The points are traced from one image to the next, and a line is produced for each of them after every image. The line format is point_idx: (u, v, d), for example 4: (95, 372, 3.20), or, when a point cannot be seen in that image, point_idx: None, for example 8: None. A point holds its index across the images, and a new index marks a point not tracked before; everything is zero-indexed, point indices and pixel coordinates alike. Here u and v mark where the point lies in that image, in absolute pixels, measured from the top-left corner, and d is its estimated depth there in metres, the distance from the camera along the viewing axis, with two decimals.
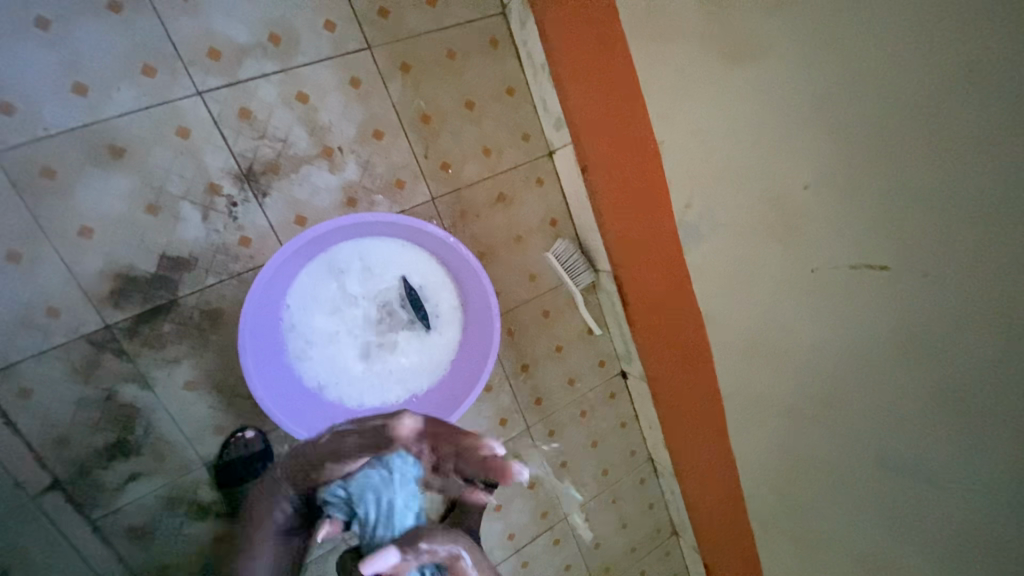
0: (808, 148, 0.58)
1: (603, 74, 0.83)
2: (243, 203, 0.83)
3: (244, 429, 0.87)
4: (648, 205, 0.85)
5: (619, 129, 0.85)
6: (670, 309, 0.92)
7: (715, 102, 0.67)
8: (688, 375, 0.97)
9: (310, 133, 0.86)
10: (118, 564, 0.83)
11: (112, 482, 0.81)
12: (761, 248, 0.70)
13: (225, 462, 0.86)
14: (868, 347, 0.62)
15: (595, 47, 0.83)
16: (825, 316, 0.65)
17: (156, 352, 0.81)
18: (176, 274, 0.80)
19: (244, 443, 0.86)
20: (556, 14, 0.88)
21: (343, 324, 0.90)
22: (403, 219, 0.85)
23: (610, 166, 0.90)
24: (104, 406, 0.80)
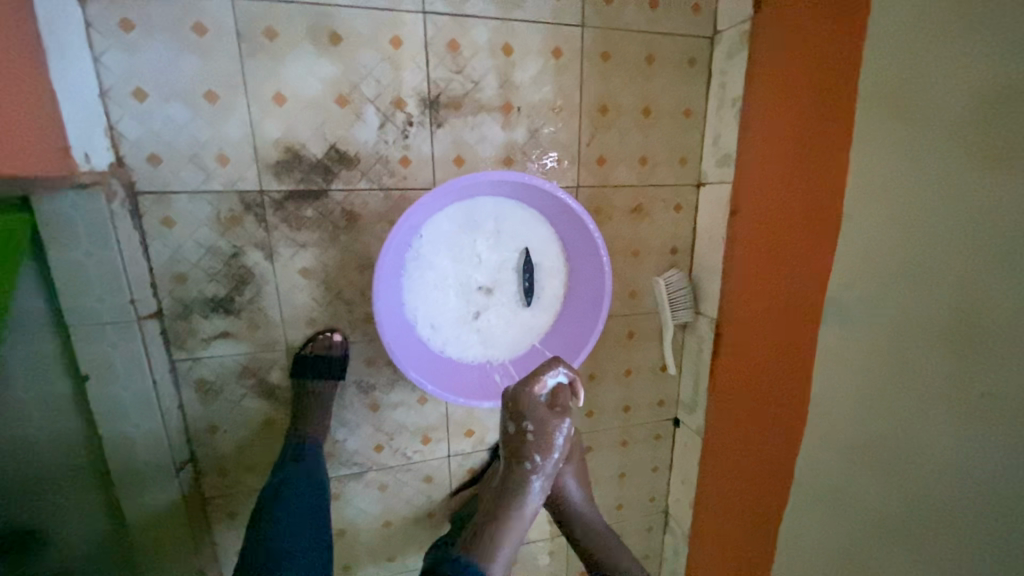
0: (1006, 283, 0.55)
1: (807, 126, 0.79)
2: (418, 126, 0.85)
3: (333, 331, 0.90)
4: (794, 274, 0.83)
5: (797, 185, 0.81)
6: (767, 377, 0.91)
7: (929, 193, 0.62)
8: (760, 448, 0.94)
9: (500, 85, 0.87)
10: (178, 410, 0.85)
11: (204, 333, 0.84)
12: (917, 354, 0.65)
13: (305, 354, 0.88)
14: (988, 503, 0.58)
15: (808, 98, 0.78)
16: (961, 446, 0.61)
17: (291, 231, 0.84)
18: (336, 167, 0.83)
19: (328, 343, 0.89)
20: (771, 54, 0.85)
21: (460, 273, 0.91)
22: (558, 196, 0.84)
23: (766, 219, 0.88)
24: (227, 263, 0.82)
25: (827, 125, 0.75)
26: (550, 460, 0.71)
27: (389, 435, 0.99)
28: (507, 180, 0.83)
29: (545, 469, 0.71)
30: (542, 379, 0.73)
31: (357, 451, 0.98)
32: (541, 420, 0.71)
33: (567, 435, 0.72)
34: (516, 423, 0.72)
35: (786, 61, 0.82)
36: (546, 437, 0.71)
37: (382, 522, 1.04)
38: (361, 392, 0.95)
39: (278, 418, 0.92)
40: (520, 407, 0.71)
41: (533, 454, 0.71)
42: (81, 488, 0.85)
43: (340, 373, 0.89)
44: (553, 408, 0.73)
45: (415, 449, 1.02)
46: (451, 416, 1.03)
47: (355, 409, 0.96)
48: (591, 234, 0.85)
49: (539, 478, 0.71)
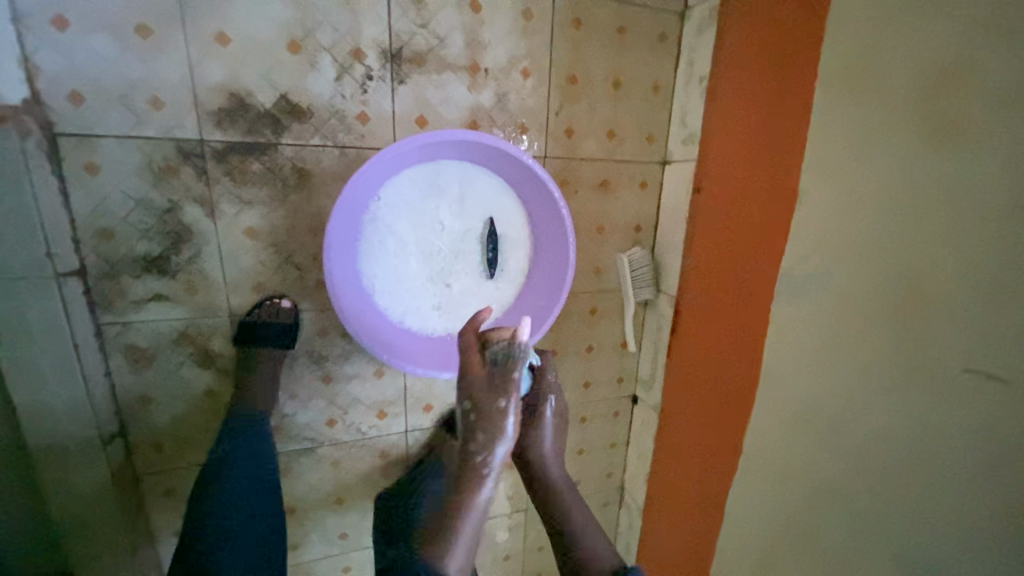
0: (949, 251, 0.57)
1: (769, 103, 0.80)
2: (378, 81, 0.80)
3: (280, 297, 0.84)
4: (752, 252, 0.85)
5: (756, 164, 0.83)
6: (723, 353, 0.93)
7: (882, 167, 0.64)
8: (713, 421, 0.97)
9: (467, 43, 0.84)
10: (105, 379, 0.79)
11: (135, 295, 0.77)
12: (860, 324, 0.69)
13: (249, 321, 0.83)
14: (920, 462, 0.62)
15: (771, 75, 0.79)
16: (895, 407, 0.64)
17: (235, 187, 0.77)
18: (287, 120, 0.77)
19: (276, 311, 0.84)
20: (738, 30, 0.86)
21: (420, 239, 0.88)
22: (522, 163, 0.82)
23: (725, 197, 0.90)
24: (161, 219, 0.75)
25: (787, 103, 0.77)
26: (497, 445, 0.67)
27: (342, 409, 0.95)
28: (469, 142, 0.81)
29: (493, 456, 0.67)
30: (478, 354, 0.71)
31: (308, 425, 0.94)
32: (481, 403, 0.68)
33: (512, 415, 0.68)
34: (460, 410, 0.70)
35: (746, 39, 0.84)
36: (489, 420, 0.68)
37: (335, 500, 1.01)
38: (312, 363, 0.91)
39: (220, 389, 0.86)
40: (462, 391, 0.69)
41: (478, 440, 0.67)
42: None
43: (290, 340, 0.85)
44: (500, 378, 0.69)
45: (370, 424, 0.98)
46: (408, 390, 1.00)
47: (306, 381, 0.91)
48: (555, 203, 0.84)
49: (489, 466, 0.67)
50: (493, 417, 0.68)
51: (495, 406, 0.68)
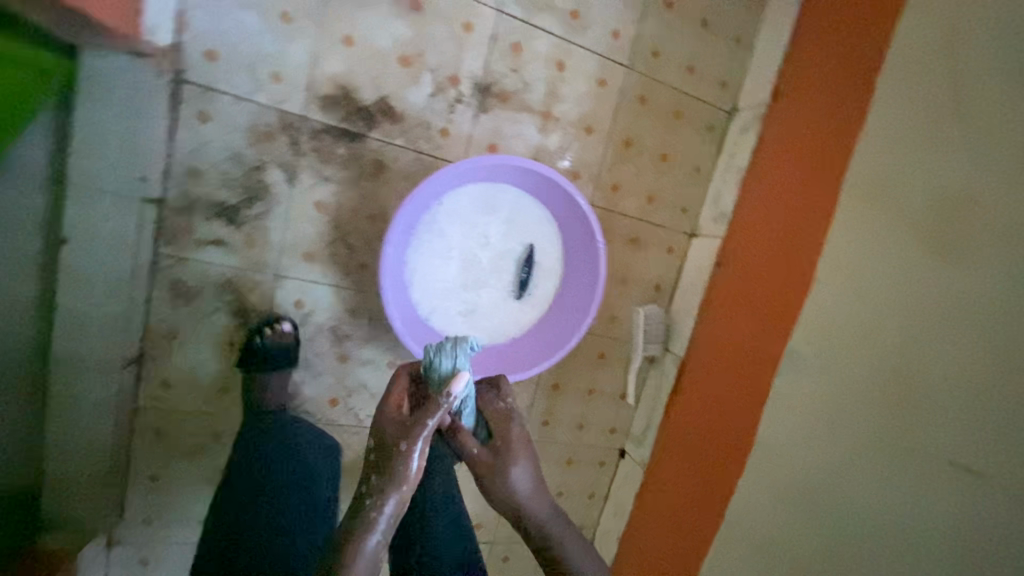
0: (939, 352, 0.65)
1: (798, 200, 0.91)
2: (465, 106, 0.91)
3: (281, 319, 0.89)
4: (760, 327, 0.92)
5: (778, 250, 0.93)
6: (719, 418, 0.97)
7: (893, 271, 0.72)
8: (698, 485, 0.99)
9: (547, 93, 0.96)
10: (143, 305, 0.82)
11: (198, 235, 0.82)
12: (855, 410, 0.74)
13: (252, 344, 0.87)
14: (905, 551, 0.64)
15: (802, 179, 0.91)
16: (883, 493, 0.68)
17: (318, 163, 0.86)
18: (380, 119, 0.87)
19: (278, 333, 0.88)
20: (778, 136, 0.99)
21: (465, 248, 0.94)
22: (572, 202, 0.92)
23: (745, 275, 0.99)
24: (246, 174, 0.83)
25: (814, 204, 0.87)
26: (397, 488, 0.62)
27: (348, 391, 0.97)
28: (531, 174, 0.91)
29: (389, 499, 0.62)
30: (400, 390, 0.70)
31: (312, 399, 0.95)
32: (390, 438, 0.65)
33: (421, 456, 0.64)
34: (372, 445, 0.67)
35: (787, 143, 0.96)
36: (394, 459, 0.64)
37: None
38: (333, 339, 0.94)
39: (243, 343, 0.89)
40: (377, 423, 0.68)
41: (381, 480, 0.63)
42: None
43: (292, 362, 0.89)
44: (423, 404, 0.69)
45: (368, 414, 1.00)
46: None
47: (322, 355, 0.94)
48: (595, 242, 0.93)
49: (384, 510, 0.61)
50: (397, 456, 0.64)
51: (404, 441, 0.64)
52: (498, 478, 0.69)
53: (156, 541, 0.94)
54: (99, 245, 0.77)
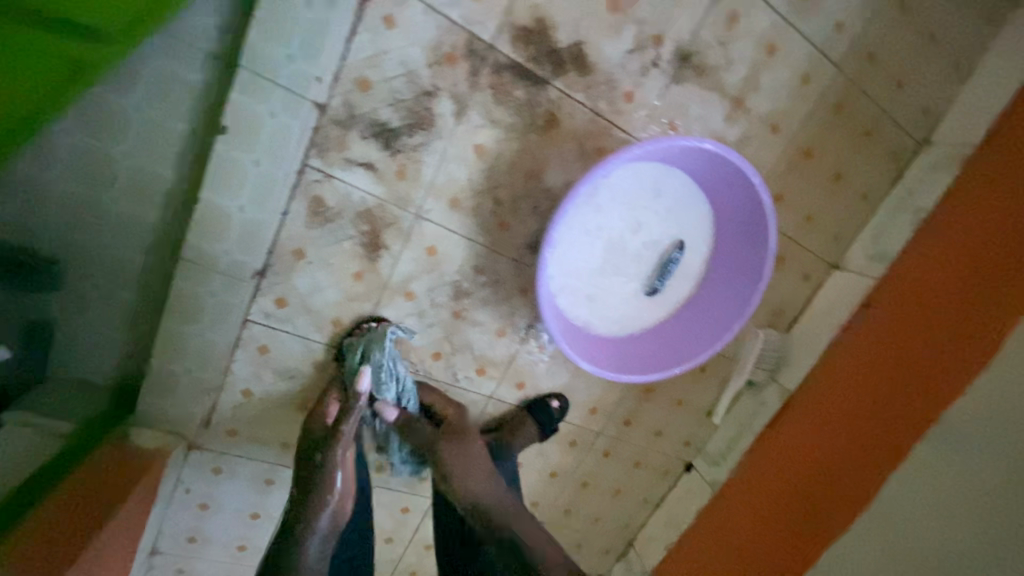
0: None
1: (985, 241, 0.78)
2: (659, 72, 0.81)
3: (382, 321, 0.86)
4: (888, 415, 0.79)
5: (942, 294, 0.81)
6: (813, 456, 0.89)
7: None
8: (768, 521, 0.90)
9: (745, 79, 0.85)
10: (279, 217, 0.75)
11: (352, 154, 0.75)
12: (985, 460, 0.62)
13: (352, 341, 0.85)
14: None
15: (999, 218, 0.78)
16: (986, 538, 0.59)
17: (492, 102, 0.76)
18: (569, 66, 0.77)
19: (375, 334, 0.85)
20: (986, 174, 0.85)
21: (617, 230, 0.85)
22: (754, 212, 0.83)
23: (893, 319, 0.89)
24: (416, 97, 0.74)
25: (1005, 247, 0.74)
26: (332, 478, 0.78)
27: (453, 349, 0.93)
28: (722, 167, 0.81)
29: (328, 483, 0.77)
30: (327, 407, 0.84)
31: (416, 349, 0.91)
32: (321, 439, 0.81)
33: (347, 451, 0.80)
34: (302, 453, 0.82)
35: (966, 212, 0.85)
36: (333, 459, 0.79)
37: None
38: (452, 293, 0.89)
39: (365, 278, 0.83)
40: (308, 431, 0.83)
41: (320, 476, 0.78)
42: (135, 234, 0.74)
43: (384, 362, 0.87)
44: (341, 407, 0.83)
45: (466, 375, 0.97)
46: (513, 361, 0.98)
47: (438, 307, 0.89)
48: (763, 263, 0.84)
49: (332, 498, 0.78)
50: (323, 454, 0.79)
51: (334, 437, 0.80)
52: (457, 458, 0.86)
53: (233, 454, 0.91)
54: (255, 143, 0.69)
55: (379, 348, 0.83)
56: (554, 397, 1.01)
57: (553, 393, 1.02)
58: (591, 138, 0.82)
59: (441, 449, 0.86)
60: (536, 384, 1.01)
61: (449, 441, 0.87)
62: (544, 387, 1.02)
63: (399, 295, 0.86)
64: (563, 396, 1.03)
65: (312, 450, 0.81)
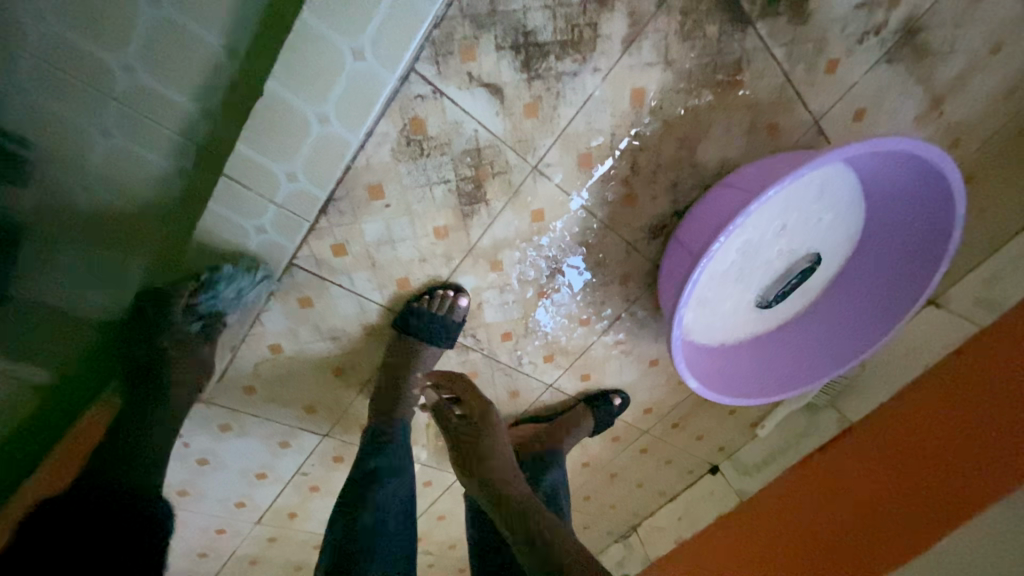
0: None
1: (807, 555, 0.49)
2: (876, 43, 0.62)
3: (459, 292, 0.69)
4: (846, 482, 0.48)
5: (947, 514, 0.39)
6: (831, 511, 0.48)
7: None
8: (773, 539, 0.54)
9: (955, 75, 0.69)
10: (363, 138, 0.54)
11: (478, 70, 0.53)
12: None
13: (417, 309, 0.68)
14: None
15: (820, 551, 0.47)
16: None
17: (674, 36, 0.56)
18: (783, 8, 0.57)
19: (446, 307, 0.69)
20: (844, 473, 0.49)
21: (765, 233, 0.69)
22: (929, 247, 0.71)
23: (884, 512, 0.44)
24: (584, 4, 0.52)
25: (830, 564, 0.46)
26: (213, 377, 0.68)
27: (527, 331, 0.78)
28: (929, 188, 0.65)
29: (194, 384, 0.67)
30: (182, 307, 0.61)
31: (487, 327, 0.76)
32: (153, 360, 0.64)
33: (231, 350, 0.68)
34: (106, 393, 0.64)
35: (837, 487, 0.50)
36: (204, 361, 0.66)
37: None
38: (546, 270, 0.72)
39: (450, 236, 0.65)
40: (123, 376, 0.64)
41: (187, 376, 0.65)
42: (160, 119, 0.51)
43: (448, 341, 0.71)
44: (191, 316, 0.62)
45: (531, 361, 0.83)
46: (587, 352, 0.85)
47: (524, 284, 0.73)
48: (909, 305, 0.75)
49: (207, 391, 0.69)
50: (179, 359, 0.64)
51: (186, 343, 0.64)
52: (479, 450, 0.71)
53: (248, 413, 0.76)
54: (362, 17, 0.47)
55: (264, 282, 0.61)
56: (616, 396, 0.91)
57: (615, 390, 0.91)
58: (756, 112, 0.64)
59: (466, 440, 0.72)
60: (602, 379, 0.90)
61: (479, 439, 0.72)
62: (609, 383, 0.91)
63: (485, 262, 0.69)
64: (626, 394, 0.93)
65: (143, 374, 0.64)
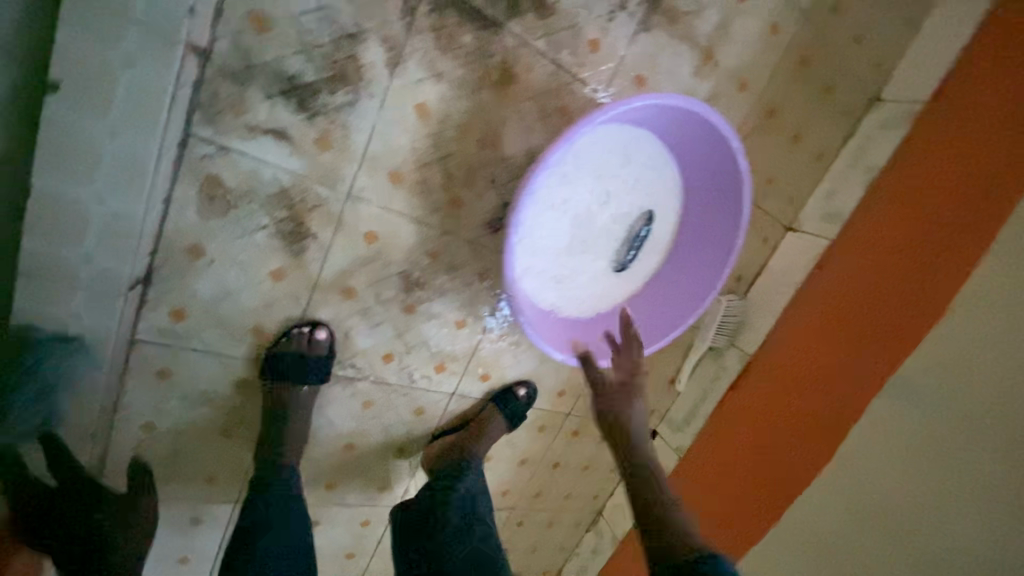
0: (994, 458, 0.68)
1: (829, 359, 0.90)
2: (627, 16, 0.70)
3: (316, 325, 0.71)
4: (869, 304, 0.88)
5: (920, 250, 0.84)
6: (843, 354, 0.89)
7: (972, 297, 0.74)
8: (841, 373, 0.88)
9: (716, 27, 0.77)
10: (158, 205, 0.56)
11: (255, 119, 0.57)
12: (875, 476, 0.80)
13: (278, 353, 0.70)
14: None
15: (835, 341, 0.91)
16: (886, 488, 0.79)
17: (435, 50, 0.62)
18: (526, 5, 0.64)
19: (306, 343, 0.70)
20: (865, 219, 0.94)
21: (586, 201, 0.76)
22: (733, 183, 0.79)
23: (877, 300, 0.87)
24: (336, 41, 0.57)
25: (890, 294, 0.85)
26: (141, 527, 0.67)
27: (407, 347, 0.81)
28: (707, 129, 0.73)
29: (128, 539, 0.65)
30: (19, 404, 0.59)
31: (363, 353, 0.78)
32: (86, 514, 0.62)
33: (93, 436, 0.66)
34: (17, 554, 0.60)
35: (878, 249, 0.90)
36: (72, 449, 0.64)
37: (344, 444, 0.84)
38: (402, 285, 0.75)
39: (291, 276, 0.67)
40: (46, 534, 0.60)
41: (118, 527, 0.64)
42: None
43: (321, 376, 0.72)
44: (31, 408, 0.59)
45: (423, 374, 0.85)
46: (475, 353, 0.88)
47: (385, 303, 0.75)
48: (736, 239, 0.81)
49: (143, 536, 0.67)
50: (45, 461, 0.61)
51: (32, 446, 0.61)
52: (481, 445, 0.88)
53: None
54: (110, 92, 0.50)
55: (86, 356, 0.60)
56: (521, 386, 0.94)
57: (519, 381, 0.94)
58: (541, 98, 0.70)
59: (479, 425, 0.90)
60: (503, 374, 0.93)
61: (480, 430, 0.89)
62: (512, 376, 0.94)
63: (336, 292, 0.71)
64: (531, 383, 0.95)
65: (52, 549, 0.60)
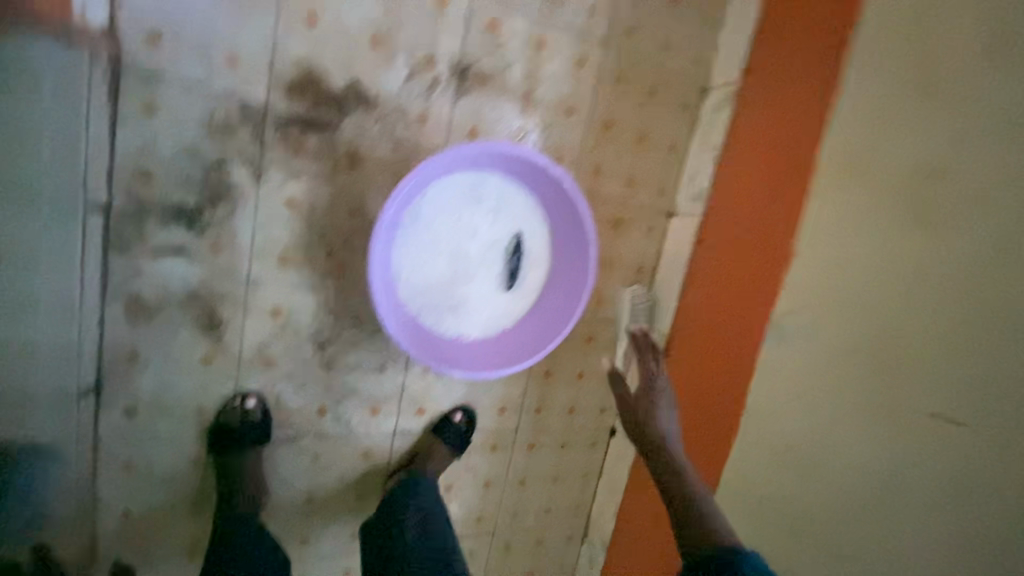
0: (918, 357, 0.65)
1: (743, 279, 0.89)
2: (443, 88, 0.86)
3: (247, 395, 0.84)
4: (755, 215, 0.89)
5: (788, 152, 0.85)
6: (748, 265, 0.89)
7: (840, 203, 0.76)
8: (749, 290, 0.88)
9: (526, 74, 0.92)
10: (98, 324, 0.74)
11: (158, 243, 0.75)
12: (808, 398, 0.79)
13: (219, 426, 0.83)
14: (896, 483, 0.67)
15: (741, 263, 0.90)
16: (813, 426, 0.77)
17: (286, 157, 0.78)
18: (352, 105, 0.81)
19: (241, 411, 0.83)
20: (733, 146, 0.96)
21: (450, 238, 0.90)
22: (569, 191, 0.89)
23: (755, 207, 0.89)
24: (206, 172, 0.75)
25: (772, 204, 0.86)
26: None
27: (336, 398, 0.92)
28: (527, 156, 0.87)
29: None
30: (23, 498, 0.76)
31: (298, 410, 0.90)
32: None
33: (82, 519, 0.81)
34: None
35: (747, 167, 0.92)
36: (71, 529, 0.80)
37: (304, 495, 0.95)
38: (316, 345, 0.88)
39: (217, 358, 0.81)
40: None
41: None
42: None
43: (259, 438, 0.85)
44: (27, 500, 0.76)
45: (360, 419, 0.95)
46: (403, 390, 0.98)
47: (304, 364, 0.88)
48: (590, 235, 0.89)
49: None
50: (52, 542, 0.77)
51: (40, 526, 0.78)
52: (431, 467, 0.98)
53: None
54: (49, 250, 0.71)
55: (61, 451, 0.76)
56: (458, 411, 1.03)
57: (456, 407, 1.03)
58: (389, 169, 0.86)
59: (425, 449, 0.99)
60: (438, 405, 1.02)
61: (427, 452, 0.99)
62: (448, 404, 1.03)
63: (258, 363, 0.84)
64: (468, 407, 1.05)
65: None
